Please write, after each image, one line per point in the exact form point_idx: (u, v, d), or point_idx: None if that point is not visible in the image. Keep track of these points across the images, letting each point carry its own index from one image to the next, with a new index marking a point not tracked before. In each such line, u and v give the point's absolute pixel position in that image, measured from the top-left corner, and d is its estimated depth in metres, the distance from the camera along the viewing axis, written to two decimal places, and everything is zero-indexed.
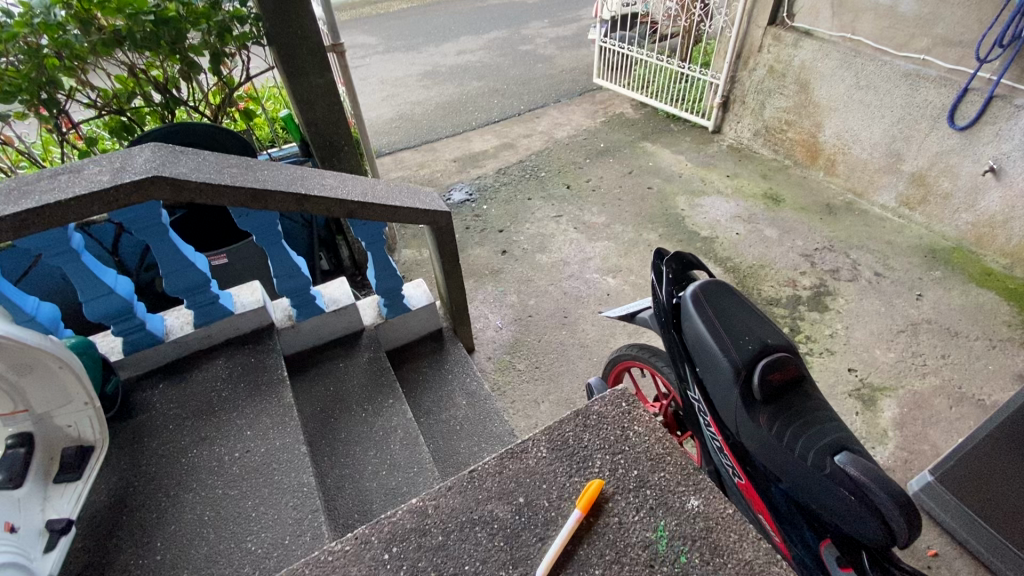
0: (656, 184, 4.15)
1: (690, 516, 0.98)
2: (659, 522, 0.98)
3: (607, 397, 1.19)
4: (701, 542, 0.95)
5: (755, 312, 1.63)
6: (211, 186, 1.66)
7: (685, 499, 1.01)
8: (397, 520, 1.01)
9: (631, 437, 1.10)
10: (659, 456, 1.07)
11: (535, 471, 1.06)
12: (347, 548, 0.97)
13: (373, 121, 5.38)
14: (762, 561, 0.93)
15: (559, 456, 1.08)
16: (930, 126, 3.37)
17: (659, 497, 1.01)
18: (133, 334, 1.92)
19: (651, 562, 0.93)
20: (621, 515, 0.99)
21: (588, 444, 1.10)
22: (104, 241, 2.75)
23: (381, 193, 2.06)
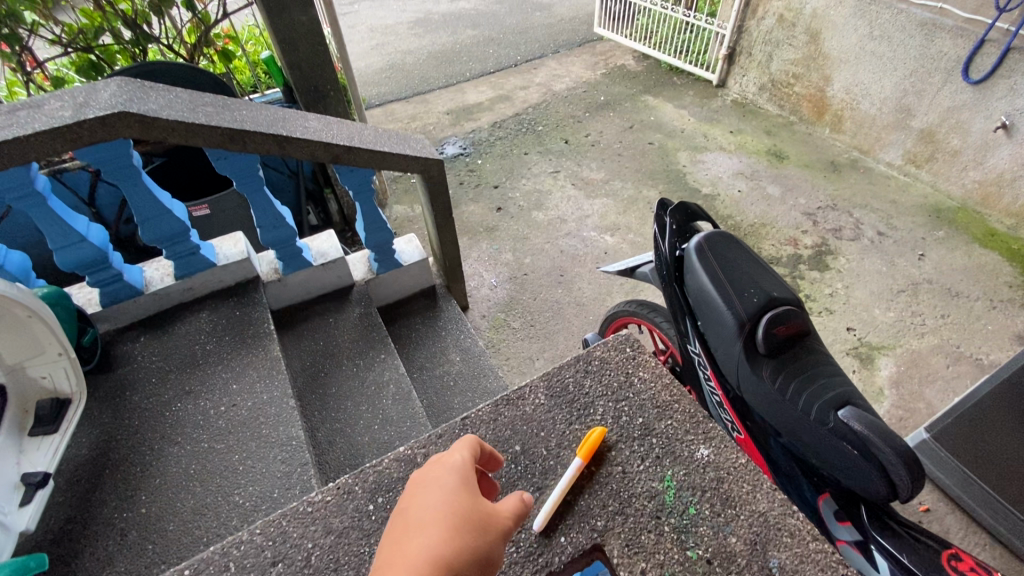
0: (657, 140, 4.02)
1: (700, 466, 1.01)
2: (666, 472, 1.01)
3: (610, 343, 1.22)
4: (712, 493, 0.98)
5: (761, 264, 1.56)
6: (184, 124, 1.53)
7: (695, 448, 1.03)
8: (383, 469, 1.05)
9: (636, 383, 1.14)
10: (665, 404, 1.10)
11: (532, 418, 1.10)
12: (329, 498, 1.02)
13: (362, 71, 5.14)
14: (778, 513, 0.95)
15: (558, 403, 1.12)
16: (944, 79, 3.22)
17: (666, 446, 1.04)
18: (110, 285, 1.82)
19: (658, 512, 0.97)
20: (625, 465, 1.02)
21: (589, 391, 1.13)
22: (78, 190, 2.62)
23: (368, 138, 1.94)
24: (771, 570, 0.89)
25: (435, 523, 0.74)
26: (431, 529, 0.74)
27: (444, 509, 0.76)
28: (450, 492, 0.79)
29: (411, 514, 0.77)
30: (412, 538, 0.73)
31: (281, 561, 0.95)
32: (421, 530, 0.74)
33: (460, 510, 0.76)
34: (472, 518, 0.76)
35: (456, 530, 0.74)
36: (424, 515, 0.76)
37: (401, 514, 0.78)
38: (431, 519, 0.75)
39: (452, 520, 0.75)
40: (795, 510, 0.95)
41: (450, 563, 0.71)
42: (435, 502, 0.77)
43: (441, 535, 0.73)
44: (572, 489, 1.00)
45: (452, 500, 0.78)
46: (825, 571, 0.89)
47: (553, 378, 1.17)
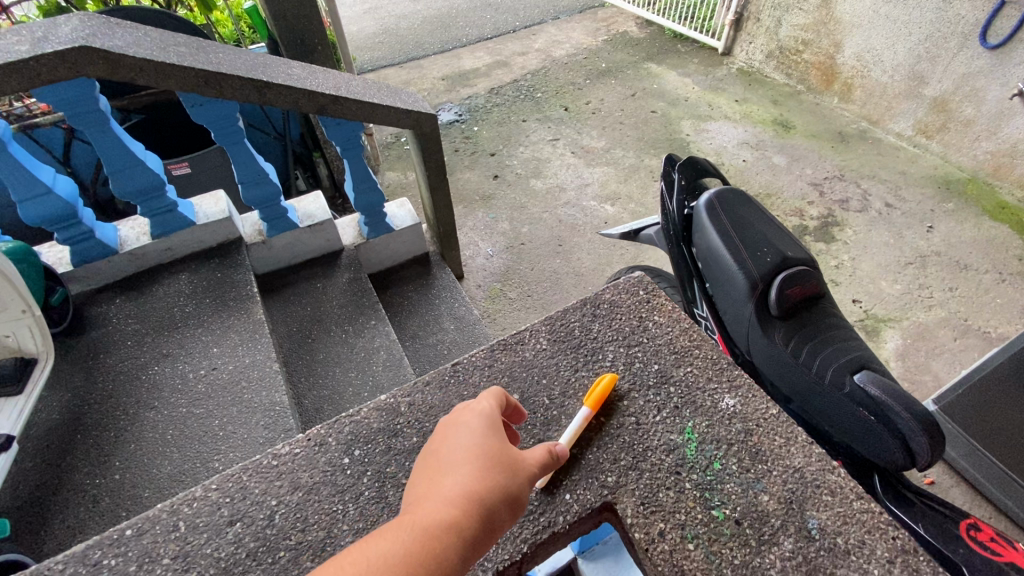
0: (660, 108, 3.88)
1: (724, 415, 0.99)
2: (686, 424, 0.98)
3: (621, 286, 1.22)
4: (740, 448, 0.95)
5: (775, 223, 1.47)
6: (153, 63, 1.40)
7: (720, 399, 1.01)
8: (363, 420, 1.03)
9: (650, 327, 1.13)
10: (683, 349, 1.09)
11: (533, 363, 1.10)
12: (297, 450, 0.99)
13: (354, 35, 4.93)
14: (814, 468, 0.92)
15: (561, 346, 1.12)
16: (960, 44, 3.09)
17: (686, 396, 1.02)
18: (82, 242, 1.70)
19: (678, 468, 0.93)
20: (640, 416, 1.00)
21: (597, 336, 1.13)
22: (53, 148, 2.47)
23: (356, 88, 1.81)
24: (809, 530, 0.86)
25: (466, 463, 0.76)
26: (463, 467, 0.76)
27: (475, 449, 0.78)
28: (480, 433, 0.80)
29: (441, 452, 0.78)
30: (445, 474, 0.75)
31: (240, 520, 0.91)
32: (452, 469, 0.76)
33: (489, 451, 0.77)
34: (501, 458, 0.77)
35: (487, 468, 0.76)
36: (454, 454, 0.77)
37: (431, 453, 0.80)
38: (461, 457, 0.77)
39: (482, 459, 0.76)
40: (834, 467, 0.92)
41: (480, 498, 0.73)
42: (466, 442, 0.78)
43: (473, 474, 0.74)
44: (580, 439, 0.97)
45: (481, 442, 0.78)
46: (871, 533, 0.85)
47: (557, 324, 1.16)
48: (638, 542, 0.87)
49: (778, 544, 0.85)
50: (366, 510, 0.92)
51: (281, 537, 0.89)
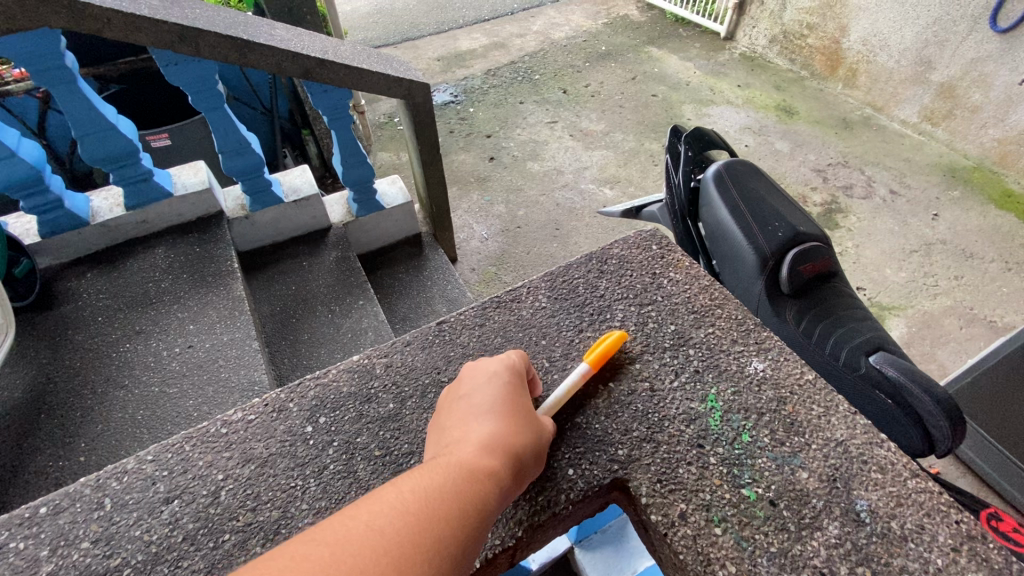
0: (661, 92, 3.78)
1: (753, 381, 0.92)
2: (709, 391, 0.91)
3: (632, 242, 1.15)
4: (773, 419, 0.88)
5: (787, 197, 1.38)
6: (122, 16, 1.30)
7: (748, 363, 0.94)
8: (332, 384, 0.95)
9: (665, 285, 1.06)
10: (704, 309, 1.02)
11: (531, 324, 1.02)
12: (252, 417, 0.91)
13: (348, 14, 4.80)
14: (860, 442, 0.84)
15: (564, 305, 1.04)
16: (970, 28, 3.01)
17: (709, 360, 0.95)
18: (50, 212, 1.60)
19: (701, 440, 0.86)
20: (656, 383, 0.92)
21: (604, 293, 1.06)
22: (26, 118, 2.35)
23: (345, 53, 1.70)
24: (858, 513, 0.78)
25: (498, 414, 0.76)
26: (495, 414, 0.76)
27: (506, 398, 0.79)
28: (509, 385, 0.81)
29: (470, 400, 0.79)
30: (477, 420, 0.75)
31: (178, 497, 0.82)
32: (484, 417, 0.76)
33: (518, 405, 0.79)
34: (528, 414, 0.79)
35: (519, 417, 0.77)
36: (486, 401, 0.78)
37: (459, 401, 0.80)
38: (492, 406, 0.77)
39: (513, 409, 0.77)
40: (882, 441, 0.84)
41: (513, 446, 0.74)
42: (495, 393, 0.79)
43: (507, 425, 0.75)
44: (587, 409, 0.90)
45: (509, 396, 0.79)
46: (931, 516, 0.77)
47: (559, 280, 1.10)
48: (654, 524, 0.79)
49: (821, 529, 0.77)
50: (330, 487, 0.83)
51: (228, 518, 0.80)
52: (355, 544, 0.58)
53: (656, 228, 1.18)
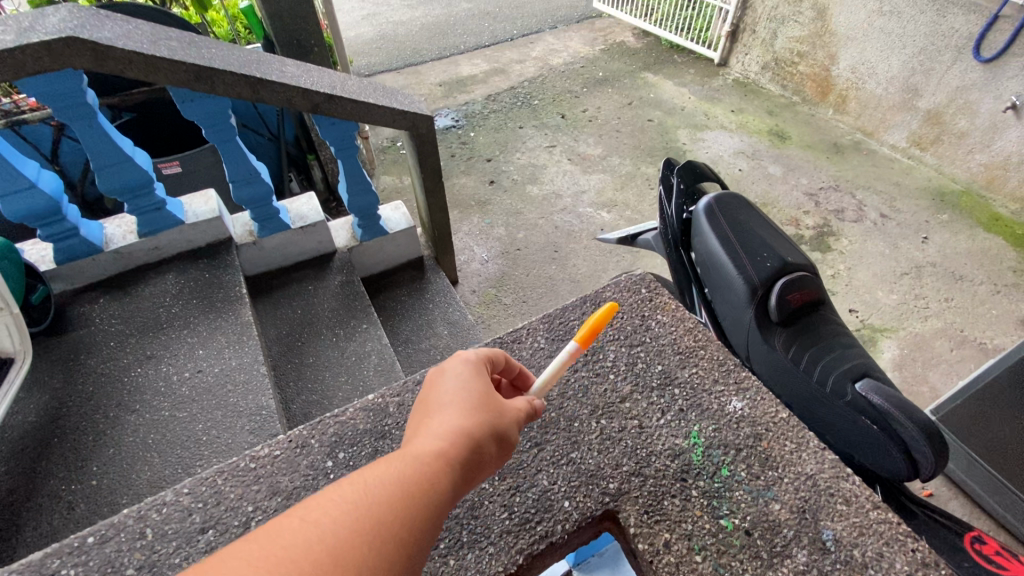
0: (657, 117, 3.89)
1: (732, 419, 0.98)
2: (692, 428, 0.97)
3: (623, 284, 1.20)
4: (748, 453, 0.94)
5: (776, 228, 1.45)
6: (143, 57, 1.37)
7: (726, 401, 1.00)
8: (347, 420, 1.00)
9: (653, 326, 1.12)
10: (688, 350, 1.08)
11: (529, 362, 1.08)
12: (276, 453, 0.95)
13: (352, 40, 4.93)
14: (827, 476, 0.90)
15: (559, 345, 1.10)
16: (954, 58, 3.12)
17: (692, 399, 1.01)
18: (66, 240, 1.66)
19: (684, 474, 0.92)
20: (644, 420, 0.98)
21: (596, 335, 1.11)
22: (41, 146, 2.43)
23: (352, 88, 1.78)
24: (824, 541, 0.84)
25: (457, 400, 0.73)
26: (455, 403, 0.73)
27: (469, 386, 0.76)
28: (472, 373, 0.78)
29: (432, 392, 0.76)
30: (437, 410, 0.73)
31: (212, 527, 0.87)
32: (442, 407, 0.73)
33: (479, 390, 0.75)
34: (491, 399, 0.75)
35: (480, 405, 0.74)
36: (448, 391, 0.75)
37: (423, 394, 0.77)
38: (452, 395, 0.74)
39: (475, 397, 0.74)
40: (847, 475, 0.90)
41: (472, 432, 0.70)
42: (455, 381, 0.76)
43: (464, 411, 0.72)
44: (578, 443, 0.96)
45: (470, 383, 0.76)
46: (889, 544, 0.83)
47: (555, 321, 1.16)
48: (642, 553, 0.84)
49: (791, 557, 0.83)
50: None
51: None
52: (286, 537, 0.53)
53: (644, 271, 1.23)
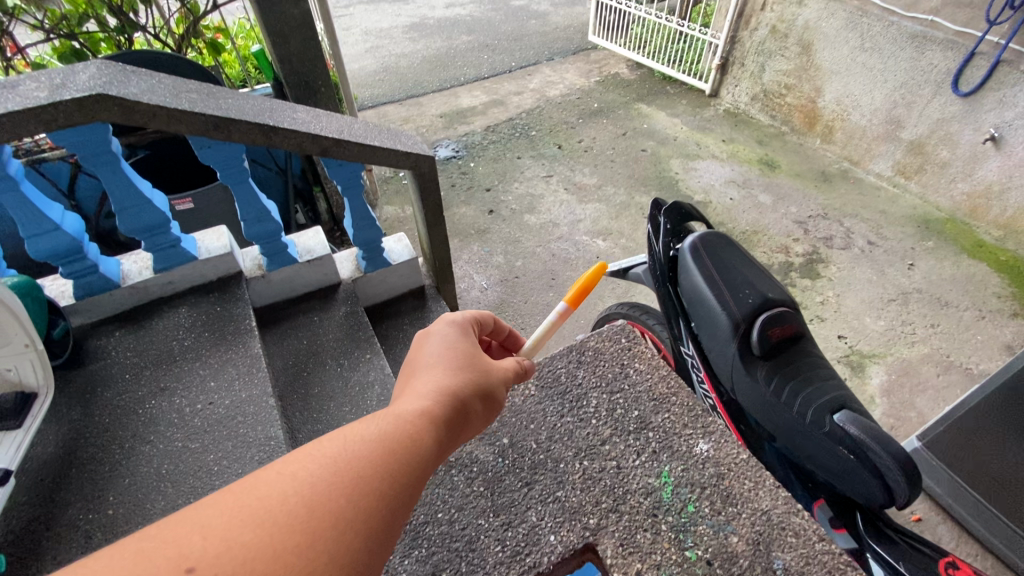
0: (650, 147, 4.02)
1: (699, 460, 1.07)
2: (663, 468, 1.06)
3: (604, 334, 1.30)
4: (712, 491, 1.03)
5: (757, 265, 1.54)
6: (166, 110, 1.47)
7: (693, 443, 1.09)
8: None
9: (631, 374, 1.22)
10: (662, 396, 1.17)
11: (522, 407, 1.18)
12: None
13: (356, 72, 5.10)
14: (779, 512, 1.00)
15: (548, 392, 1.20)
16: (934, 92, 3.26)
17: (664, 441, 1.10)
18: (85, 276, 1.75)
19: (655, 510, 1.01)
20: (621, 460, 1.08)
21: (581, 383, 1.21)
22: (58, 181, 2.53)
23: (359, 132, 1.89)
24: (775, 571, 0.93)
25: (441, 363, 0.88)
26: (436, 369, 0.87)
27: (449, 353, 0.90)
28: (455, 340, 0.93)
29: (418, 358, 0.90)
30: (419, 376, 0.86)
31: None
32: (428, 370, 0.87)
33: (458, 355, 0.90)
34: (469, 363, 0.90)
35: (459, 370, 0.88)
36: (432, 357, 0.90)
37: (411, 360, 0.91)
38: (435, 359, 0.89)
39: (455, 361, 0.88)
40: (799, 509, 1.00)
41: (453, 390, 0.84)
42: (439, 348, 0.91)
43: (447, 371, 0.87)
44: (563, 481, 1.06)
45: (451, 349, 0.91)
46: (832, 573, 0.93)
47: (545, 369, 1.26)
48: None
49: None
50: None
51: None
52: (267, 488, 0.61)
53: (624, 321, 1.33)
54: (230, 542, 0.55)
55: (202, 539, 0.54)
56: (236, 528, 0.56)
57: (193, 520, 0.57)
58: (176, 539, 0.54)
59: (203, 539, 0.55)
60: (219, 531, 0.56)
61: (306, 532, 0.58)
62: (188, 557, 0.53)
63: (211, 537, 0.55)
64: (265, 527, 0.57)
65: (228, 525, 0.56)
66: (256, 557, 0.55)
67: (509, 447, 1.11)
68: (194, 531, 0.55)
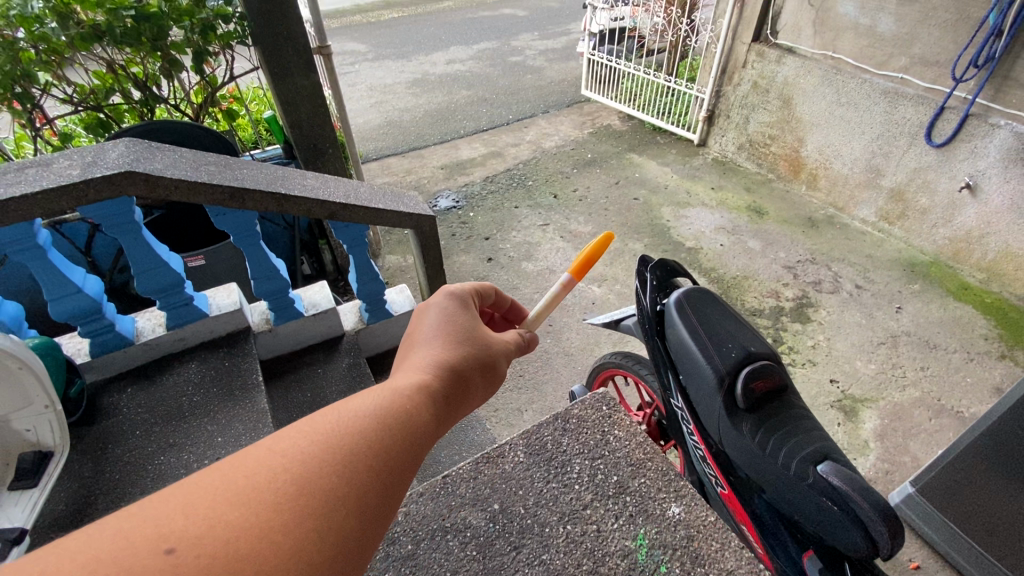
0: (642, 196, 4.18)
1: (671, 523, 1.13)
2: (639, 531, 1.12)
3: (588, 401, 1.36)
4: (682, 551, 1.09)
5: (739, 320, 1.64)
6: (188, 184, 1.59)
7: (666, 506, 1.15)
8: None
9: (611, 441, 1.27)
10: (639, 461, 1.23)
11: (511, 474, 1.23)
12: None
13: (360, 126, 5.35)
14: (744, 570, 1.06)
15: (536, 459, 1.25)
16: (909, 143, 3.43)
17: (640, 504, 1.16)
18: (102, 335, 1.84)
19: (631, 570, 1.06)
20: (601, 523, 1.13)
21: (566, 449, 1.26)
22: (76, 240, 2.65)
23: (365, 196, 2.01)
24: None
25: (439, 336, 0.97)
26: (434, 344, 0.95)
27: (443, 332, 0.98)
28: (450, 318, 1.01)
29: (417, 333, 0.99)
30: (420, 349, 0.95)
31: None
32: (427, 343, 0.96)
33: (455, 330, 0.99)
34: (465, 337, 0.99)
35: (454, 346, 0.96)
36: (427, 337, 0.98)
37: (411, 335, 1.00)
38: (434, 334, 0.98)
39: (450, 337, 0.97)
40: (761, 568, 1.06)
41: (449, 362, 0.92)
42: (437, 323, 1.00)
43: (445, 345, 0.96)
44: (547, 545, 1.10)
45: (448, 325, 1.00)
46: None
47: (532, 437, 1.30)
48: None
49: None
50: None
51: None
52: (254, 467, 0.63)
53: (606, 390, 1.40)
54: (214, 521, 0.56)
55: (184, 518, 0.55)
56: (221, 508, 0.57)
57: (176, 499, 0.58)
58: (159, 517, 0.55)
59: (186, 517, 0.56)
60: (203, 510, 0.57)
61: (292, 511, 0.60)
62: (171, 535, 0.54)
63: (193, 515, 0.56)
64: (251, 506, 0.59)
65: (212, 504, 0.58)
66: (241, 536, 0.56)
67: (498, 511, 1.16)
68: (178, 509, 0.56)
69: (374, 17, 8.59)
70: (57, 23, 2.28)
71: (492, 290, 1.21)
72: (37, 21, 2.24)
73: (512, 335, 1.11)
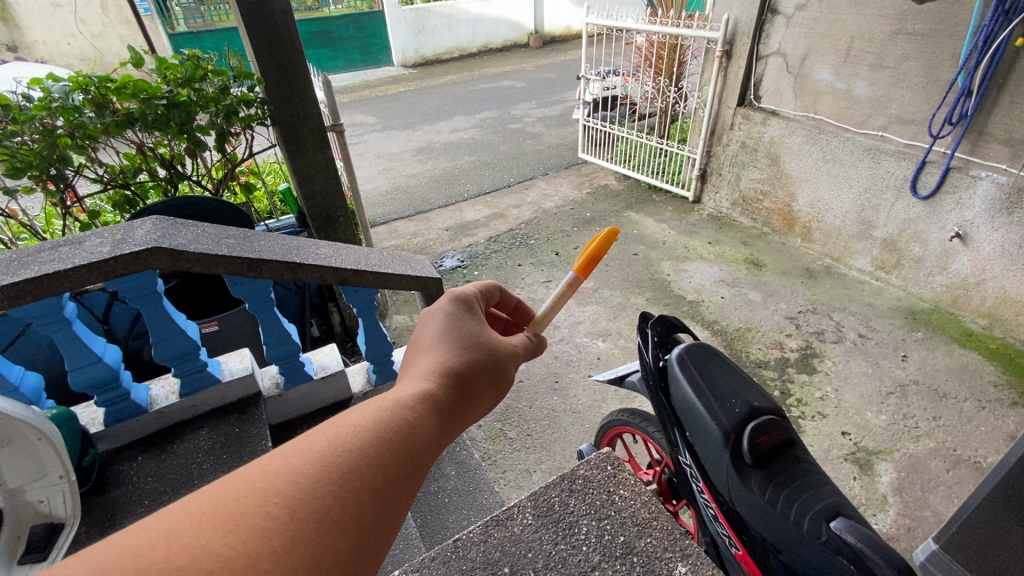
0: (641, 251, 4.31)
1: None
2: None
3: (594, 461, 1.38)
4: None
5: (741, 374, 1.68)
6: (210, 256, 1.67)
7: (673, 565, 1.15)
8: None
9: (616, 500, 1.28)
10: (644, 521, 1.23)
11: (520, 538, 1.22)
12: None
13: (369, 192, 5.58)
14: None
15: (544, 521, 1.25)
16: (896, 195, 3.56)
17: (647, 564, 1.15)
18: (117, 404, 1.88)
19: None
20: None
21: (573, 510, 1.26)
22: (95, 309, 2.74)
23: (374, 261, 2.09)
24: None
25: (442, 343, 1.02)
26: (437, 351, 1.00)
27: (446, 338, 1.03)
28: (453, 325, 1.06)
29: (422, 339, 1.04)
30: (424, 357, 0.99)
31: None
32: (430, 351, 1.01)
33: (458, 336, 1.04)
34: (469, 343, 1.03)
35: (459, 352, 1.01)
36: (431, 343, 1.02)
37: (418, 340, 1.05)
38: (437, 341, 1.02)
39: (452, 342, 1.02)
40: None
41: (453, 370, 0.97)
42: (440, 328, 1.04)
43: (447, 351, 1.00)
44: None
45: (452, 330, 1.05)
46: None
47: (540, 499, 1.30)
48: None
49: None
50: None
51: None
52: (245, 490, 0.65)
53: (611, 449, 1.42)
54: (198, 551, 0.58)
55: (167, 548, 0.57)
56: (208, 535, 0.59)
57: (164, 526, 0.60)
58: (144, 547, 0.57)
59: (169, 548, 0.57)
60: (187, 540, 0.59)
61: (281, 538, 0.62)
62: (152, 567, 0.55)
63: (177, 546, 0.58)
64: (240, 533, 0.61)
65: (198, 533, 0.60)
66: (226, 565, 0.57)
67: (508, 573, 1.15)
68: (163, 539, 0.58)
69: (381, 92, 9.19)
70: (93, 111, 2.50)
71: (494, 290, 1.25)
72: (76, 111, 2.47)
73: (518, 340, 1.15)
